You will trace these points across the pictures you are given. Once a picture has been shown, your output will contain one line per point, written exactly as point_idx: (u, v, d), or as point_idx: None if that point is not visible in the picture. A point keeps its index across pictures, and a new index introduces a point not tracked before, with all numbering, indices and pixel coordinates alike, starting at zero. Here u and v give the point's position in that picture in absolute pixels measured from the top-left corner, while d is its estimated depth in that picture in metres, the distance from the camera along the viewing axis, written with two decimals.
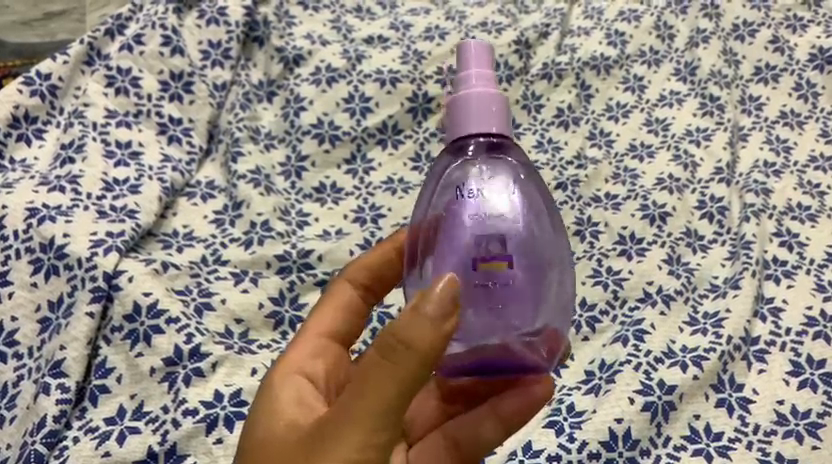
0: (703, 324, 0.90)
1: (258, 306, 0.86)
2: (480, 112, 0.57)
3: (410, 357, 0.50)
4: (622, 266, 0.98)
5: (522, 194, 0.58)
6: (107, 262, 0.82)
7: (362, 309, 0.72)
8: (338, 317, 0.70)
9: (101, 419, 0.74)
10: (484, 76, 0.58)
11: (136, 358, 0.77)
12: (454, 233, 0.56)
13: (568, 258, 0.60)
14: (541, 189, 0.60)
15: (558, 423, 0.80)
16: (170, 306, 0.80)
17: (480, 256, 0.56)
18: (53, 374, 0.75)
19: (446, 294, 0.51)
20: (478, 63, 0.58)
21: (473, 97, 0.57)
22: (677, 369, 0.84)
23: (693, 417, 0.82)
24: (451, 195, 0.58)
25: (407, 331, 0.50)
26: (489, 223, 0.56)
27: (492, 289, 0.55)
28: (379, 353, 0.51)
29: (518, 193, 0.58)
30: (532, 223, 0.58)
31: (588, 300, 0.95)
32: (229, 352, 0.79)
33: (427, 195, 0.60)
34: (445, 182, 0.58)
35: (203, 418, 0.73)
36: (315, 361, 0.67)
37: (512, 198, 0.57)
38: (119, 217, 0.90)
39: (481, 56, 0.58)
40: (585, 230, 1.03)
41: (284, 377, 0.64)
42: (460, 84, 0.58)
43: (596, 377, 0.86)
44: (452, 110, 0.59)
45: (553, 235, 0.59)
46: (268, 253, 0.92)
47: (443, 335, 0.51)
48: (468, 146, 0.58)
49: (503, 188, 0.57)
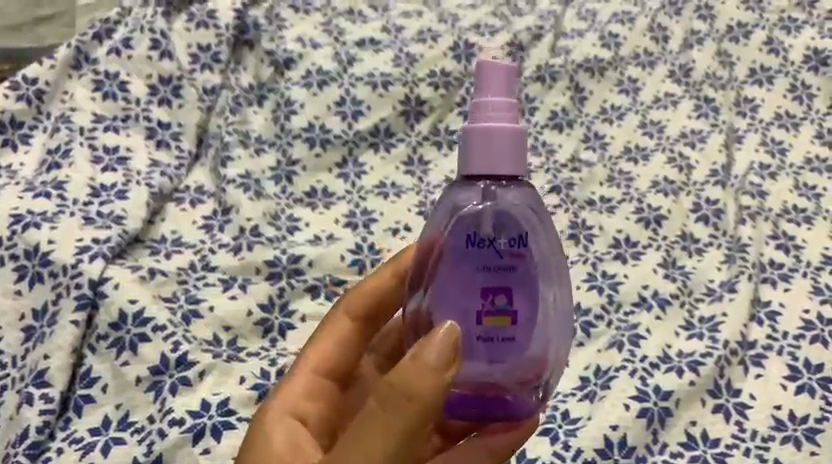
0: (700, 328, 0.90)
1: (247, 313, 0.84)
2: (495, 148, 0.53)
3: (406, 406, 0.47)
4: (617, 269, 0.97)
5: (533, 247, 0.56)
6: (92, 269, 0.80)
7: (360, 339, 0.69)
8: (336, 344, 0.68)
9: (85, 430, 0.72)
10: (503, 108, 0.53)
11: (122, 367, 0.76)
12: (459, 281, 0.55)
13: (570, 310, 0.59)
14: (553, 239, 0.58)
15: (553, 430, 0.79)
16: (156, 314, 0.79)
17: (486, 309, 0.54)
18: (36, 384, 0.73)
19: (446, 344, 0.49)
20: (501, 91, 0.53)
21: (489, 133, 0.53)
22: (673, 375, 0.83)
23: (690, 423, 0.81)
24: (460, 237, 0.55)
25: (403, 378, 0.47)
26: (497, 276, 0.54)
27: (493, 343, 0.54)
28: (374, 401, 0.48)
29: (529, 246, 0.55)
30: (538, 276, 0.56)
31: (584, 305, 0.92)
32: (216, 360, 0.78)
33: (435, 224, 0.58)
34: (455, 220, 0.55)
35: (190, 429, 0.71)
36: (311, 400, 0.64)
37: (522, 252, 0.55)
38: (106, 222, 0.89)
39: (505, 85, 0.53)
40: (579, 234, 1.02)
41: (277, 418, 0.60)
42: (479, 112, 0.54)
43: (591, 384, 0.84)
44: (466, 137, 0.54)
45: (555, 283, 0.58)
46: (257, 259, 0.91)
47: (444, 386, 0.48)
48: (480, 184, 0.55)
49: (513, 240, 0.55)
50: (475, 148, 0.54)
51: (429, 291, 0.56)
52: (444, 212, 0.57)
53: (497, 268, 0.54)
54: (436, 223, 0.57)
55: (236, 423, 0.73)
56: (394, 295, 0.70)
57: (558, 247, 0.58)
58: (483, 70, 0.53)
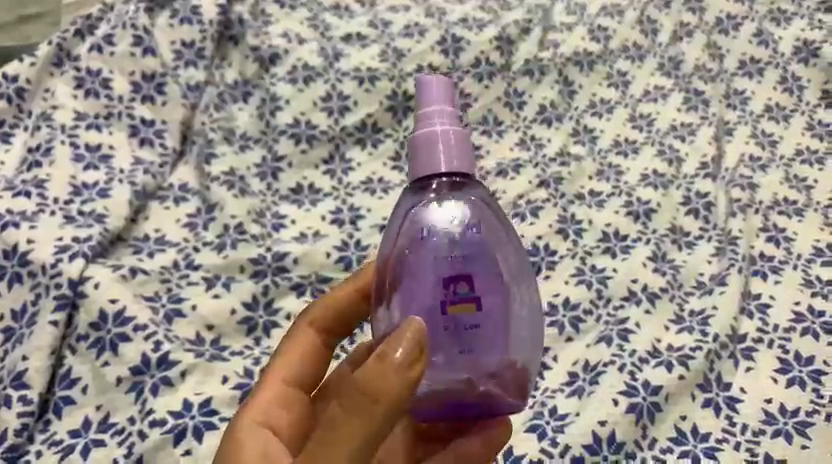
0: (690, 322, 0.89)
1: (231, 312, 0.83)
2: (442, 150, 0.55)
3: (372, 407, 0.47)
4: (606, 264, 0.96)
5: (487, 232, 0.56)
6: (72, 268, 0.80)
7: (325, 353, 0.68)
8: (302, 360, 0.66)
9: (65, 431, 0.72)
10: (446, 115, 0.56)
11: (102, 367, 0.75)
12: (416, 278, 0.54)
13: (535, 295, 0.58)
14: (505, 225, 0.58)
15: (540, 427, 0.78)
16: (137, 314, 0.78)
17: (447, 299, 0.53)
18: (15, 386, 0.72)
19: (410, 341, 0.49)
20: (443, 99, 0.56)
21: (436, 136, 0.55)
22: (663, 370, 0.83)
23: (680, 418, 0.80)
24: (414, 237, 0.55)
25: (368, 379, 0.47)
26: (454, 265, 0.54)
27: (458, 334, 0.53)
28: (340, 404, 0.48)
29: (482, 232, 0.55)
30: (499, 261, 0.55)
31: (572, 300, 0.92)
32: (198, 360, 0.77)
33: (389, 234, 0.57)
34: (407, 222, 0.55)
35: (171, 429, 0.71)
36: (282, 412, 0.62)
37: (477, 237, 0.55)
38: (87, 222, 0.88)
39: (444, 91, 0.56)
40: (569, 228, 1.01)
41: (251, 429, 0.58)
42: (422, 121, 0.56)
43: (579, 379, 0.83)
44: (414, 148, 0.56)
45: (520, 270, 0.57)
46: (241, 257, 0.89)
47: (409, 383, 0.48)
48: (430, 186, 0.56)
49: (465, 227, 0.55)
50: (424, 151, 0.56)
51: (390, 298, 0.55)
52: (398, 216, 0.57)
53: (453, 258, 0.54)
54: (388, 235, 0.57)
55: (218, 423, 0.72)
56: (359, 307, 0.69)
57: (513, 234, 0.58)
58: (421, 85, 0.56)
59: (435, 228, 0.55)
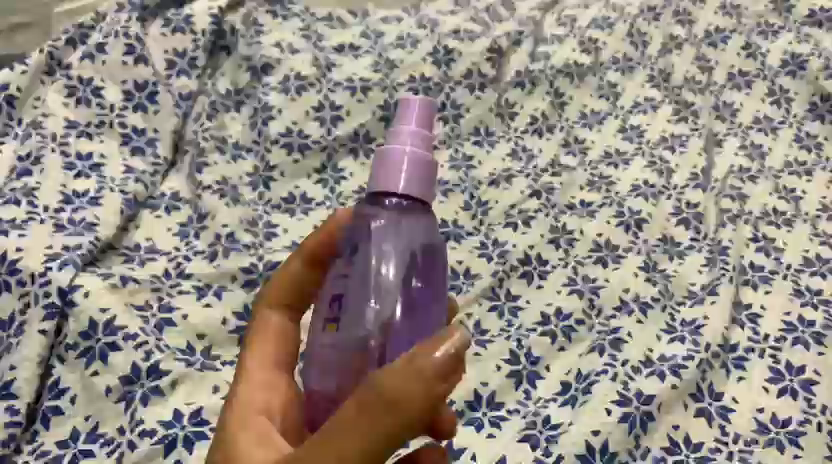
0: (681, 331, 0.89)
1: (222, 322, 0.83)
2: (388, 165, 0.55)
3: None
4: (598, 273, 0.96)
5: (370, 257, 0.55)
6: (62, 276, 0.79)
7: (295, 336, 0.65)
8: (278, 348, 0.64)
9: (53, 443, 0.71)
10: (409, 136, 0.56)
11: (92, 377, 0.74)
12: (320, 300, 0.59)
13: (411, 329, 0.53)
14: (406, 254, 0.54)
15: (534, 436, 0.78)
16: (128, 323, 0.78)
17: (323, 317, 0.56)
18: (2, 396, 0.71)
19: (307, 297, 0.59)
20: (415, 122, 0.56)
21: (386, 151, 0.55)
22: (655, 379, 0.83)
23: (672, 427, 0.80)
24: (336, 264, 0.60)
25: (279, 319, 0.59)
26: (337, 286, 0.56)
27: (318, 348, 0.55)
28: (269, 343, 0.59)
29: (365, 256, 0.55)
30: (380, 281, 0.53)
31: (564, 310, 0.92)
32: (190, 370, 0.77)
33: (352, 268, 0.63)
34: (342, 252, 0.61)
35: (161, 439, 0.71)
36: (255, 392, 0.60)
37: (356, 261, 0.55)
38: (77, 230, 0.87)
39: (418, 115, 0.56)
40: (560, 238, 1.01)
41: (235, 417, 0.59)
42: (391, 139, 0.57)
43: (572, 389, 0.83)
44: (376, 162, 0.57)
45: (406, 299, 0.53)
46: (233, 266, 0.89)
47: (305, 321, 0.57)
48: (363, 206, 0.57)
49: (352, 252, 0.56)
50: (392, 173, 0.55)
51: None
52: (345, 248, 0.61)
53: (349, 276, 0.55)
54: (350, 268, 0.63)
55: (210, 434, 0.72)
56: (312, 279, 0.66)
57: (413, 263, 0.54)
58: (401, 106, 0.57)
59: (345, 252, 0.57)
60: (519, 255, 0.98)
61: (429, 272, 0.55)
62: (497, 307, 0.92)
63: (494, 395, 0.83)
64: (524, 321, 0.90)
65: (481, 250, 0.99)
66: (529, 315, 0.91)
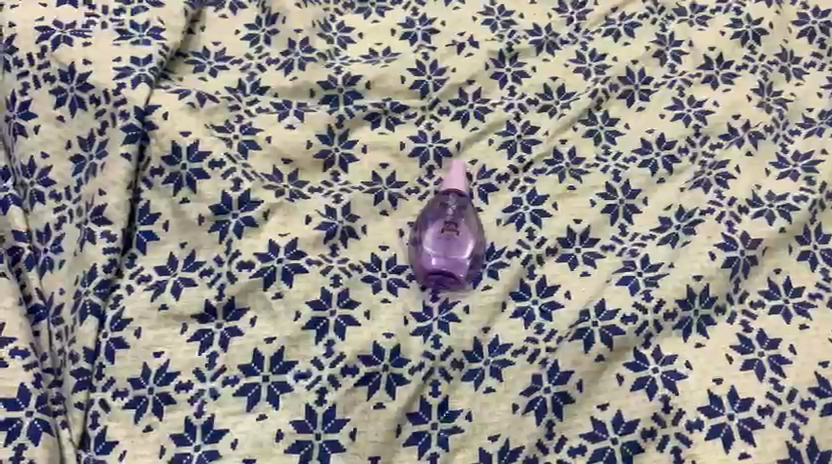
0: (793, 166, 0.81)
1: (306, 145, 0.78)
2: None
3: None
4: (707, 96, 0.87)
5: (436, 205, 0.76)
6: (137, 96, 0.73)
7: None
8: None
9: (153, 269, 0.69)
10: None
11: (181, 205, 0.71)
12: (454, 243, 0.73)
13: (424, 221, 0.75)
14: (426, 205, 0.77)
15: (632, 280, 0.71)
16: (212, 148, 0.73)
17: (447, 241, 0.73)
18: (95, 221, 0.69)
19: None
20: None
21: None
22: (762, 221, 0.75)
23: (773, 271, 0.74)
24: (459, 198, 0.76)
25: None
26: (443, 205, 0.76)
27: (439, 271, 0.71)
28: None
29: (446, 197, 0.76)
30: (431, 206, 0.76)
31: (667, 137, 0.84)
32: (281, 199, 0.73)
33: (461, 214, 0.75)
34: (472, 201, 0.78)
35: (260, 272, 0.68)
36: None
37: (459, 196, 0.76)
38: (143, 38, 0.78)
39: None
40: (666, 51, 0.91)
41: None
42: None
43: (672, 225, 0.76)
44: None
45: (423, 220, 0.75)
46: (310, 80, 0.83)
47: None
48: None
49: (455, 205, 0.75)
50: None
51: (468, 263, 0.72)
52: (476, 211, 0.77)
53: (435, 203, 0.76)
54: (468, 224, 0.74)
55: (306, 266, 0.69)
56: None
57: (423, 208, 0.77)
58: None
59: (446, 199, 0.76)
60: (620, 73, 0.88)
61: (428, 214, 0.75)
62: (593, 133, 0.84)
63: (588, 231, 0.76)
64: (623, 149, 0.83)
65: (577, 64, 0.90)
66: (628, 143, 0.84)
